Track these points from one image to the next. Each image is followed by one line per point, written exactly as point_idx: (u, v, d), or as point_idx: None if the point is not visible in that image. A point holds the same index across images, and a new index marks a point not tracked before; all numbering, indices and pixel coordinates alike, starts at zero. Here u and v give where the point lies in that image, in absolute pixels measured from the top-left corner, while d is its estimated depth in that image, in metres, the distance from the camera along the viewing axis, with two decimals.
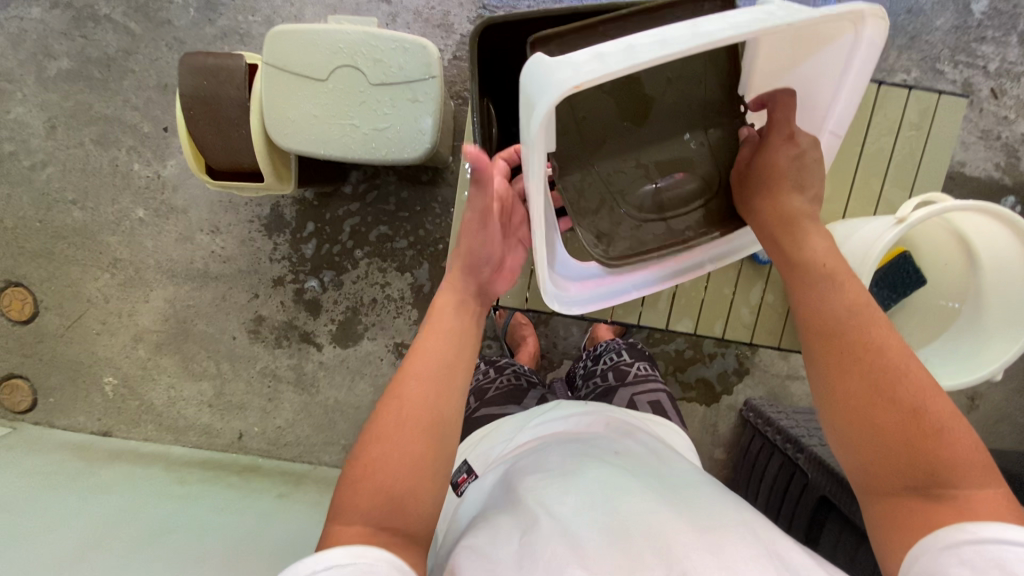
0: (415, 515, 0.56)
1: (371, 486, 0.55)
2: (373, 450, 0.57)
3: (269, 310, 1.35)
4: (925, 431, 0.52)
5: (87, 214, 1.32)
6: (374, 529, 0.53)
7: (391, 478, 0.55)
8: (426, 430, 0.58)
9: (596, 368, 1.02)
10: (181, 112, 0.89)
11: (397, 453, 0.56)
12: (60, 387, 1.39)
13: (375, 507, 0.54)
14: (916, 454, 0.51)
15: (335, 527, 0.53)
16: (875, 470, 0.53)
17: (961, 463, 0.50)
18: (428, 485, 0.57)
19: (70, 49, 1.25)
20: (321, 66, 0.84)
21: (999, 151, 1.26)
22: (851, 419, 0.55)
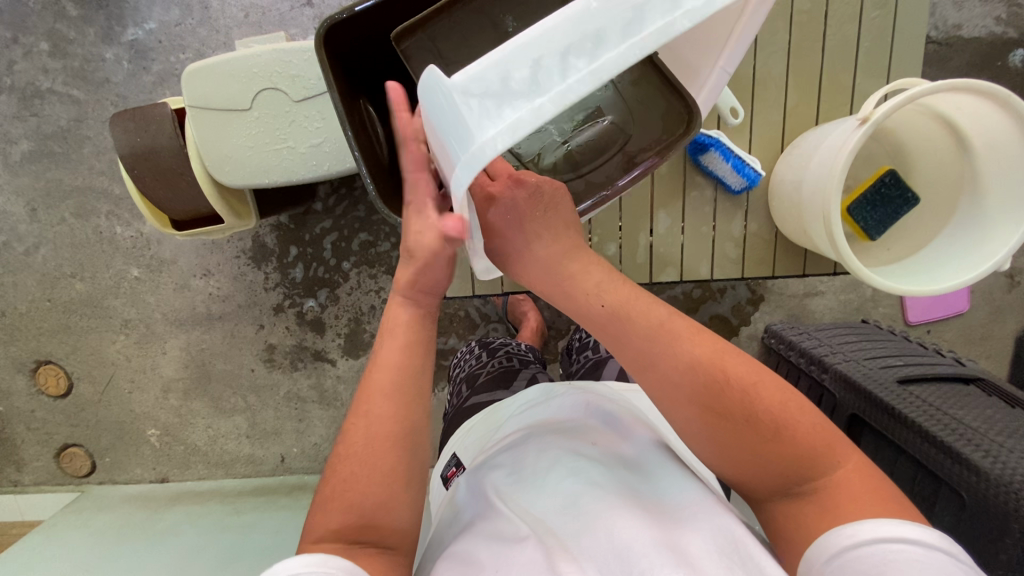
0: (386, 529, 0.57)
1: (340, 503, 0.56)
2: (342, 456, 0.58)
3: (277, 337, 1.39)
4: (793, 450, 0.53)
5: (88, 284, 1.36)
6: (343, 546, 0.54)
7: (360, 493, 0.56)
8: (389, 443, 0.58)
9: (588, 339, 1.02)
10: (126, 172, 0.89)
11: (363, 470, 0.57)
12: (111, 447, 1.48)
13: (346, 524, 0.55)
14: (792, 472, 0.53)
15: (310, 525, 0.57)
16: (765, 491, 0.55)
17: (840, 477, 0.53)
18: (400, 495, 0.57)
19: (25, 130, 1.27)
20: (240, 95, 0.82)
21: (998, 3, 1.13)
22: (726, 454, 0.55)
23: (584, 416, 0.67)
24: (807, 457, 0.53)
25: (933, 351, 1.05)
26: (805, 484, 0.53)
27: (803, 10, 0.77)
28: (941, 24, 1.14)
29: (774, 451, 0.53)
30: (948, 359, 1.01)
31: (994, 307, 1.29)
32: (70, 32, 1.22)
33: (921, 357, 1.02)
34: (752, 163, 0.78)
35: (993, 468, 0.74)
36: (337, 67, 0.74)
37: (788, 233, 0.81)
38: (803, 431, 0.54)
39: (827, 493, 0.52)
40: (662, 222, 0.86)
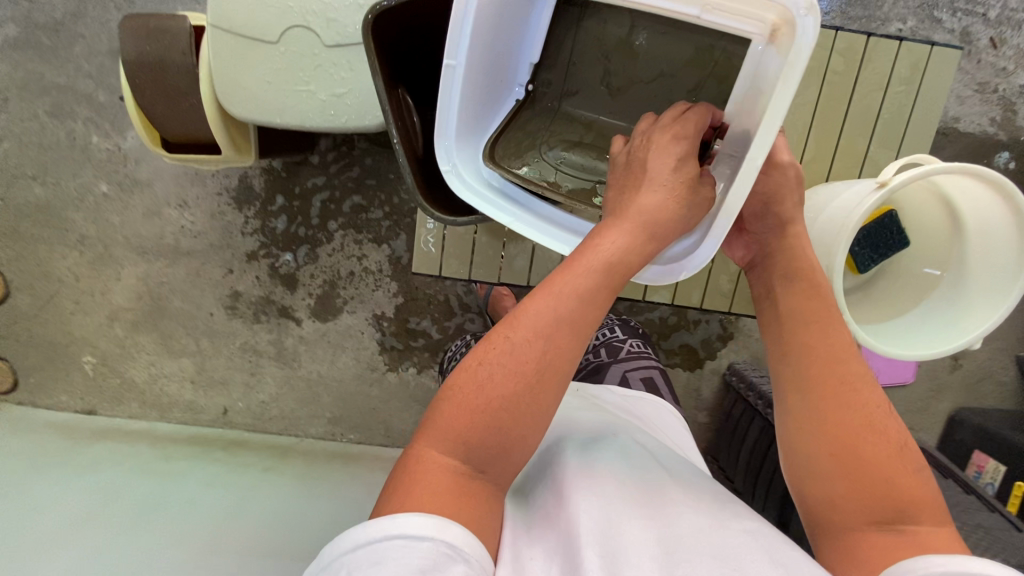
0: (509, 465, 0.52)
1: (477, 417, 0.50)
2: (484, 379, 0.51)
3: (245, 286, 1.32)
4: (895, 474, 0.52)
5: (49, 189, 1.26)
6: (463, 465, 0.50)
7: (505, 417, 0.51)
8: (553, 375, 0.52)
9: (588, 344, 1.01)
10: (126, 79, 0.83)
11: (512, 392, 0.51)
12: (37, 368, 1.37)
13: (475, 445, 0.50)
14: (887, 506, 0.51)
15: (417, 450, 0.51)
16: (844, 522, 0.53)
17: (921, 506, 0.51)
18: (536, 434, 0.52)
19: (12, 12, 1.17)
20: (271, 26, 0.78)
21: (995, 105, 1.21)
22: (831, 484, 0.54)
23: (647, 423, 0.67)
24: (851, 438, 0.53)
25: None
26: (863, 478, 0.52)
27: (837, 70, 0.81)
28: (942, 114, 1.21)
29: (820, 431, 0.55)
30: None
31: (935, 384, 1.38)
32: None
33: None
34: None
35: None
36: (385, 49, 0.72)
37: None
38: (857, 417, 0.54)
39: (874, 488, 0.52)
40: None
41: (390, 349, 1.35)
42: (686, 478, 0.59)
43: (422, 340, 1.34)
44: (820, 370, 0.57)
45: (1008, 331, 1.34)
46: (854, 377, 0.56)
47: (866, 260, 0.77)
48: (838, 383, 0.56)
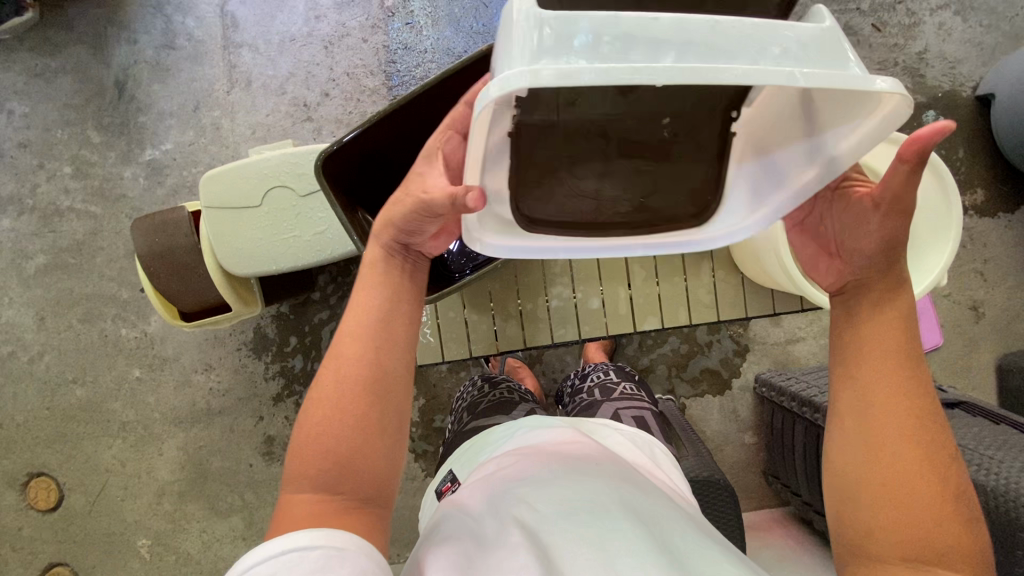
0: (364, 478, 0.59)
1: (321, 456, 0.58)
2: (317, 420, 0.59)
3: (276, 428, 1.38)
4: (928, 504, 0.52)
5: (89, 388, 1.38)
6: (325, 499, 0.57)
7: (341, 446, 0.58)
8: (365, 395, 0.60)
9: (583, 386, 1.11)
10: (142, 269, 0.96)
11: (337, 422, 0.59)
12: (97, 564, 1.40)
13: (325, 474, 0.58)
14: (922, 543, 0.51)
15: (285, 498, 0.58)
16: (872, 549, 0.53)
17: (951, 548, 0.51)
18: (378, 441, 0.60)
19: (42, 246, 1.36)
20: (253, 193, 0.93)
21: (902, 75, 1.32)
22: (865, 500, 0.54)
23: (576, 450, 0.70)
24: (896, 468, 0.53)
25: None
26: (897, 505, 0.52)
27: None
28: None
29: (862, 449, 0.55)
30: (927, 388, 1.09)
31: (968, 339, 1.35)
32: (92, 156, 1.35)
33: None
34: None
35: (989, 481, 0.82)
36: (341, 184, 0.87)
37: (754, 277, 0.89)
38: (904, 447, 0.53)
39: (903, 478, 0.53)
40: (638, 275, 0.92)
41: (424, 454, 1.37)
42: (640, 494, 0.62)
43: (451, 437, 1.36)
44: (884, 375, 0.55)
45: (1014, 267, 1.34)
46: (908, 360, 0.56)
47: None
48: (887, 371, 0.55)
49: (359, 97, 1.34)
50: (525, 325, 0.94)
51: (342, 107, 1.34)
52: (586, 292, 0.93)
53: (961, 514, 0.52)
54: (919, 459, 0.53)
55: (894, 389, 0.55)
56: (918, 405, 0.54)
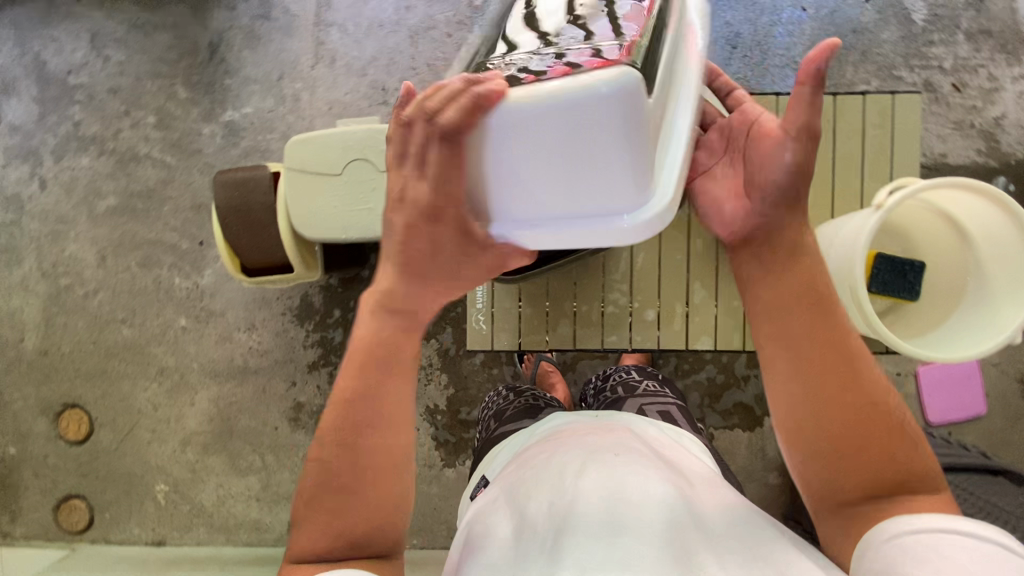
0: (378, 538, 0.61)
1: (330, 519, 0.60)
2: (323, 482, 0.60)
3: (306, 396, 1.41)
4: (873, 441, 0.58)
5: (136, 329, 1.43)
6: (336, 558, 0.60)
7: (350, 514, 0.60)
8: (376, 467, 0.60)
9: (606, 384, 1.11)
10: (217, 220, 1.00)
11: (343, 489, 0.60)
12: (114, 502, 1.44)
13: (338, 539, 0.60)
14: (877, 475, 0.58)
15: (293, 561, 0.60)
16: (838, 496, 0.59)
17: (906, 465, 0.58)
18: (393, 506, 0.61)
19: (115, 187, 1.42)
20: (335, 162, 0.96)
21: (977, 138, 1.32)
22: (824, 461, 0.59)
23: (591, 434, 0.72)
24: (841, 423, 0.58)
25: (956, 445, 1.12)
26: (855, 454, 0.58)
27: None
28: (929, 153, 1.32)
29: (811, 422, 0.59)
30: (969, 451, 1.08)
31: (1012, 412, 1.32)
32: (175, 110, 1.41)
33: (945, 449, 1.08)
34: None
35: None
36: None
37: None
38: (840, 408, 0.58)
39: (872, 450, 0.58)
40: (698, 293, 0.93)
41: (445, 444, 1.37)
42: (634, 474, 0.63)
43: (475, 431, 1.37)
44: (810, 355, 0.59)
45: None
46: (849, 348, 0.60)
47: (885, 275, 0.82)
48: (834, 370, 0.59)
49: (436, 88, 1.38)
50: (578, 326, 0.95)
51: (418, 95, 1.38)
52: (643, 303, 0.94)
53: (904, 442, 0.59)
54: (854, 411, 0.58)
55: (824, 354, 0.59)
56: (843, 372, 0.59)
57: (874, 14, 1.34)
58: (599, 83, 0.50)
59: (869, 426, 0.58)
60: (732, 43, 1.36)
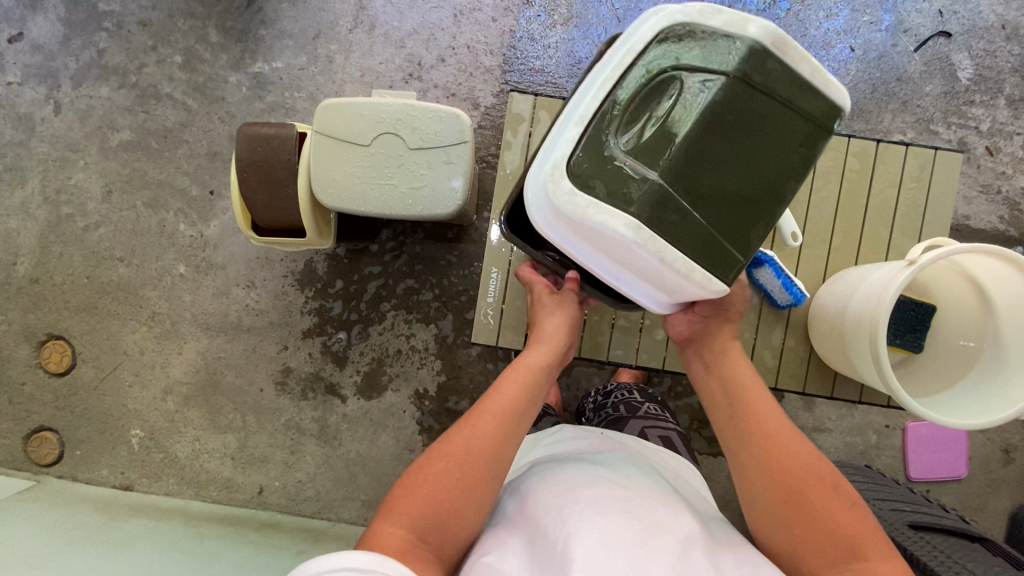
0: (460, 532, 0.61)
1: (424, 496, 0.61)
2: (434, 467, 0.63)
3: (297, 362, 1.39)
4: (820, 507, 0.61)
5: (132, 270, 1.40)
6: (415, 539, 0.58)
7: (443, 495, 0.61)
8: (485, 459, 0.65)
9: (607, 401, 1.10)
10: (235, 172, 0.97)
11: (451, 472, 0.63)
12: (87, 440, 1.41)
13: (425, 519, 0.59)
14: (843, 545, 0.59)
15: (376, 530, 0.58)
16: (807, 565, 0.60)
17: (867, 537, 0.59)
18: (476, 503, 0.63)
19: (132, 123, 1.38)
20: (365, 132, 0.94)
21: (1001, 205, 1.32)
22: (786, 530, 0.62)
23: (603, 449, 0.74)
24: (795, 489, 0.63)
25: (936, 505, 1.12)
26: (811, 526, 0.61)
27: (853, 169, 0.92)
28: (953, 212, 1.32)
29: (769, 483, 0.65)
30: (947, 514, 1.09)
31: (991, 479, 1.33)
32: (205, 54, 1.37)
33: (924, 508, 1.08)
34: (799, 284, 0.85)
35: None
36: None
37: (825, 356, 0.89)
38: (793, 477, 0.64)
39: (819, 533, 0.60)
40: None
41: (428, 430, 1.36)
42: (640, 485, 0.65)
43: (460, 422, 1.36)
44: (769, 437, 0.68)
45: None
46: (788, 439, 0.68)
47: (912, 339, 0.83)
48: (783, 446, 0.67)
49: (472, 71, 1.36)
50: (586, 334, 0.94)
51: (454, 76, 1.36)
52: (654, 321, 0.93)
53: (856, 517, 0.61)
54: (809, 487, 0.63)
55: (782, 434, 0.68)
56: (792, 446, 0.67)
57: (921, 65, 1.33)
58: (695, 276, 0.58)
59: (811, 499, 0.62)
60: None
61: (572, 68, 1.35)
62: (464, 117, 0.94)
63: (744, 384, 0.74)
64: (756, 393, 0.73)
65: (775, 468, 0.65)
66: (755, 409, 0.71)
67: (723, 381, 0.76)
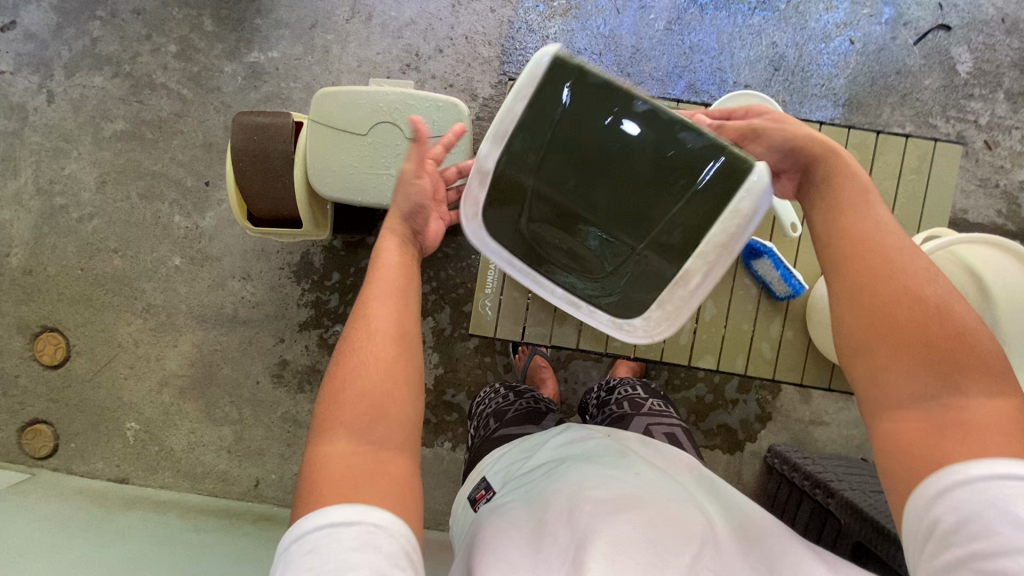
0: (396, 426, 0.58)
1: (350, 400, 0.58)
2: (347, 373, 0.60)
3: (293, 354, 1.38)
4: (927, 333, 0.53)
5: (127, 261, 1.38)
6: (355, 449, 0.56)
7: (368, 393, 0.58)
8: (394, 343, 0.61)
9: (610, 398, 1.10)
10: (230, 162, 0.96)
11: (362, 369, 0.59)
12: (81, 433, 1.41)
13: (357, 422, 0.57)
14: (937, 377, 0.52)
15: (314, 453, 0.56)
16: (892, 402, 0.54)
17: (972, 369, 0.52)
18: (406, 392, 0.60)
19: (126, 112, 1.37)
20: (362, 121, 0.93)
21: (999, 199, 1.32)
22: (883, 362, 0.55)
23: (606, 447, 0.74)
24: (890, 316, 0.55)
25: None
26: (910, 352, 0.54)
27: (853, 160, 0.92)
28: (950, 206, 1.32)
29: (860, 315, 0.57)
30: None
31: None
32: (199, 43, 1.35)
33: None
34: (797, 275, 0.87)
35: None
36: None
37: (824, 350, 0.89)
38: (891, 298, 0.56)
39: (925, 358, 0.53)
40: (709, 310, 0.92)
41: (425, 423, 1.36)
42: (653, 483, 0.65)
43: (457, 414, 1.36)
44: (858, 255, 0.59)
45: None
46: (887, 262, 0.58)
47: None
48: (870, 269, 0.58)
49: (470, 62, 1.35)
50: (583, 325, 0.93)
51: (451, 67, 1.35)
52: None
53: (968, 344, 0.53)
54: (912, 316, 0.54)
55: (872, 256, 0.58)
56: (890, 269, 0.57)
57: (921, 58, 1.33)
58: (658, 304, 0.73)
59: (907, 326, 0.54)
60: (775, 64, 1.33)
61: None
62: (462, 105, 0.93)
63: (845, 202, 0.63)
64: (854, 212, 0.62)
65: (868, 303, 0.57)
66: (852, 231, 0.61)
67: (827, 207, 0.64)
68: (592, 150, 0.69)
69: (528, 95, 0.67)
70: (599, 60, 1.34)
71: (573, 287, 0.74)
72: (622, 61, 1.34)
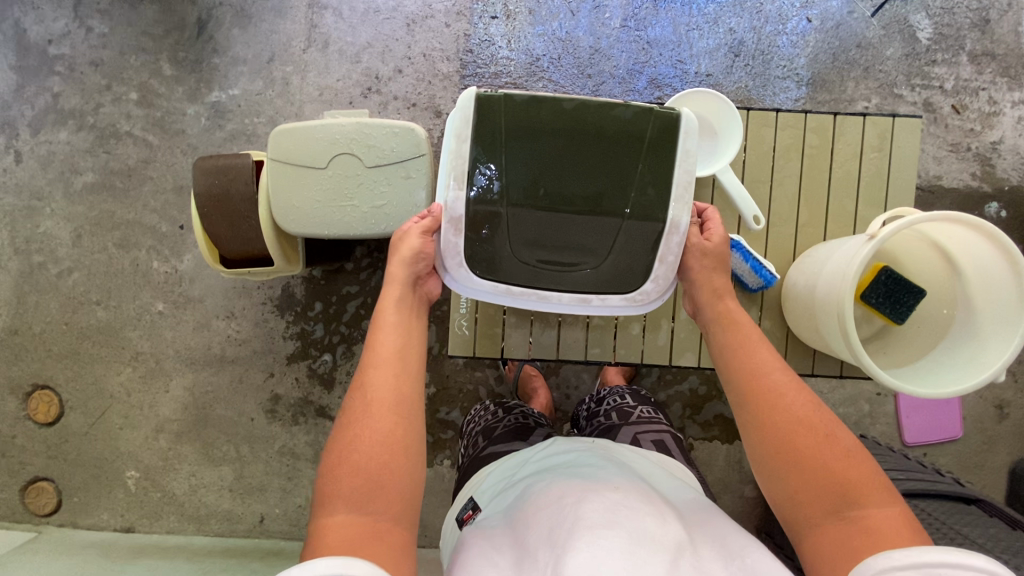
0: (393, 493, 0.63)
1: (347, 471, 0.63)
2: (346, 443, 0.66)
3: (284, 388, 1.38)
4: (815, 454, 0.65)
5: (111, 312, 1.39)
6: (355, 517, 0.61)
7: (365, 462, 0.64)
8: (393, 411, 0.67)
9: (600, 409, 1.09)
10: (195, 209, 0.97)
11: (362, 438, 0.65)
12: (83, 487, 1.41)
13: (354, 491, 0.62)
14: (836, 494, 0.63)
15: (319, 522, 0.62)
16: (810, 517, 0.63)
17: (863, 483, 0.63)
18: (405, 459, 0.66)
19: (94, 164, 1.37)
20: (320, 155, 0.93)
21: (972, 162, 1.31)
22: (789, 484, 0.65)
23: (583, 455, 0.74)
24: (789, 440, 0.66)
25: (929, 468, 1.12)
26: (810, 477, 0.64)
27: (813, 145, 0.91)
28: (924, 174, 1.31)
29: (766, 438, 0.68)
30: (942, 477, 1.09)
31: (986, 436, 1.33)
32: (159, 87, 1.36)
33: (918, 472, 1.08)
34: (768, 266, 0.85)
35: None
36: None
37: (801, 334, 0.88)
38: (787, 427, 0.67)
39: (822, 479, 0.64)
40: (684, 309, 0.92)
41: None
42: (627, 485, 0.66)
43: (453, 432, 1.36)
44: (755, 380, 0.71)
45: None
46: (779, 387, 0.70)
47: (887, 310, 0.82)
48: (764, 391, 0.70)
49: (430, 79, 1.35)
50: (561, 335, 0.93)
51: (412, 86, 1.34)
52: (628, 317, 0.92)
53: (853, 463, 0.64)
54: (807, 435, 0.66)
55: (768, 384, 0.70)
56: (783, 396, 0.69)
57: (880, 29, 1.32)
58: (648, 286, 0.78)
59: (801, 450, 0.66)
60: (735, 50, 1.33)
61: (531, 66, 1.35)
62: (417, 130, 0.93)
63: (731, 320, 0.78)
64: (742, 335, 0.76)
65: (767, 426, 0.68)
66: (746, 355, 0.74)
67: (724, 331, 0.77)
68: (552, 158, 0.75)
69: (470, 134, 0.73)
70: (559, 64, 1.34)
71: (581, 286, 0.77)
72: (581, 63, 1.34)
